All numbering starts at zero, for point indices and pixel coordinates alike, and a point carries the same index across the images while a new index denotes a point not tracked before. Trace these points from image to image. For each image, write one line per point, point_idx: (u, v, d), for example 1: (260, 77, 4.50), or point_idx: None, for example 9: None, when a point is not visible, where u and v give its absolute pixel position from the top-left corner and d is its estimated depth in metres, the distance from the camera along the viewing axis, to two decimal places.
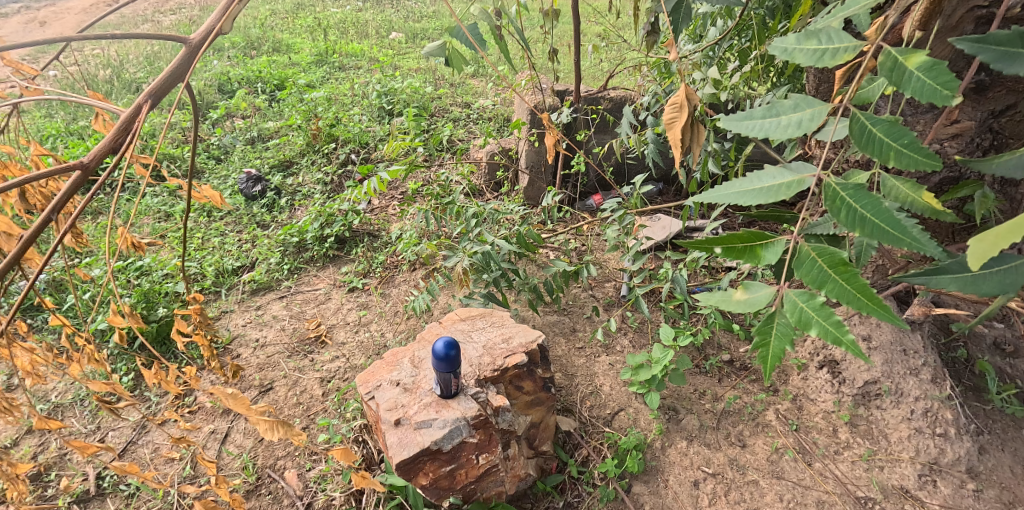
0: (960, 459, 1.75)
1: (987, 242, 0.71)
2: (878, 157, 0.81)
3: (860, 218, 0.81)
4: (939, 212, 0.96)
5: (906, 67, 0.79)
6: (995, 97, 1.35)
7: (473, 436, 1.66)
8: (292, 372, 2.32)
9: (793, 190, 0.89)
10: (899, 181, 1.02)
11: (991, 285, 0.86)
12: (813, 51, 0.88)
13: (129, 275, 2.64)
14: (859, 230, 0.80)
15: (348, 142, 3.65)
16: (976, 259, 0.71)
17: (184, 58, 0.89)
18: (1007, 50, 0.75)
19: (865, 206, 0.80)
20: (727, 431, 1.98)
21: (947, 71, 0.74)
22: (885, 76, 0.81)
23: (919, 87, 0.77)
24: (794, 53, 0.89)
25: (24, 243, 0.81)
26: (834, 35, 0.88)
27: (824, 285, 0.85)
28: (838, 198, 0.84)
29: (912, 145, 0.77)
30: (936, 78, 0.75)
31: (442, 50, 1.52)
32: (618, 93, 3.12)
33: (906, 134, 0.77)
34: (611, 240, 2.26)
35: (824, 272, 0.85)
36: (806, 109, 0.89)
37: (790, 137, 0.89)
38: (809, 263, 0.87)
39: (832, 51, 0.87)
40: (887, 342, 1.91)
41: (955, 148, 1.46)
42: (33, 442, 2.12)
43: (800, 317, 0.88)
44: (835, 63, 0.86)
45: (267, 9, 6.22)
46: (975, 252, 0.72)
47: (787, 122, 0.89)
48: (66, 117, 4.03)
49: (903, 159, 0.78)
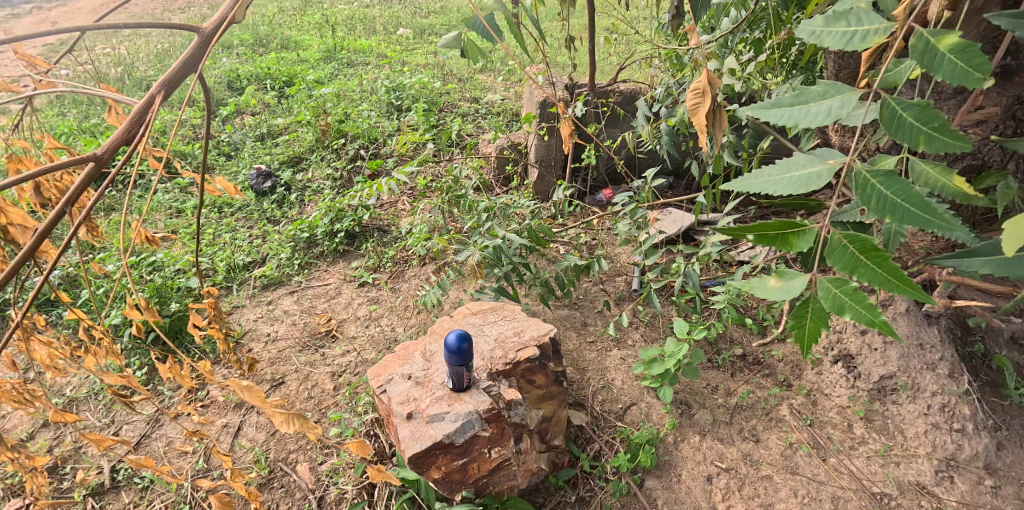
0: (978, 455, 1.73)
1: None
2: (907, 143, 0.80)
3: (890, 204, 0.79)
4: (971, 196, 0.94)
5: (938, 50, 0.76)
6: (1021, 83, 1.32)
7: (485, 430, 1.66)
8: (303, 366, 2.32)
9: (823, 179, 0.87)
10: (927, 165, 0.98)
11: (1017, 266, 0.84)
12: (842, 34, 0.85)
13: (142, 271, 2.66)
14: (889, 216, 0.79)
15: (358, 138, 3.67)
16: (1010, 242, 0.70)
17: (197, 48, 0.88)
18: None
19: (896, 192, 0.78)
20: (741, 426, 1.96)
21: (981, 52, 0.72)
22: (917, 59, 0.78)
23: (949, 70, 0.75)
24: (823, 36, 0.86)
25: (36, 238, 0.81)
26: (863, 17, 0.86)
27: (856, 269, 0.83)
28: (868, 185, 0.82)
29: (942, 129, 0.75)
30: (967, 61, 0.73)
31: (457, 41, 1.51)
32: (629, 85, 3.10)
33: (937, 118, 0.76)
34: (623, 234, 2.26)
35: (855, 256, 0.83)
36: (834, 95, 0.87)
37: (819, 124, 0.87)
38: (837, 251, 0.84)
39: (861, 33, 0.85)
40: (904, 336, 1.90)
41: (980, 135, 1.42)
42: (49, 435, 2.15)
43: (834, 303, 0.86)
44: (866, 45, 0.84)
45: (275, 6, 6.24)
46: (1008, 234, 0.70)
47: (815, 110, 0.87)
48: (78, 115, 4.06)
49: (933, 144, 0.77)
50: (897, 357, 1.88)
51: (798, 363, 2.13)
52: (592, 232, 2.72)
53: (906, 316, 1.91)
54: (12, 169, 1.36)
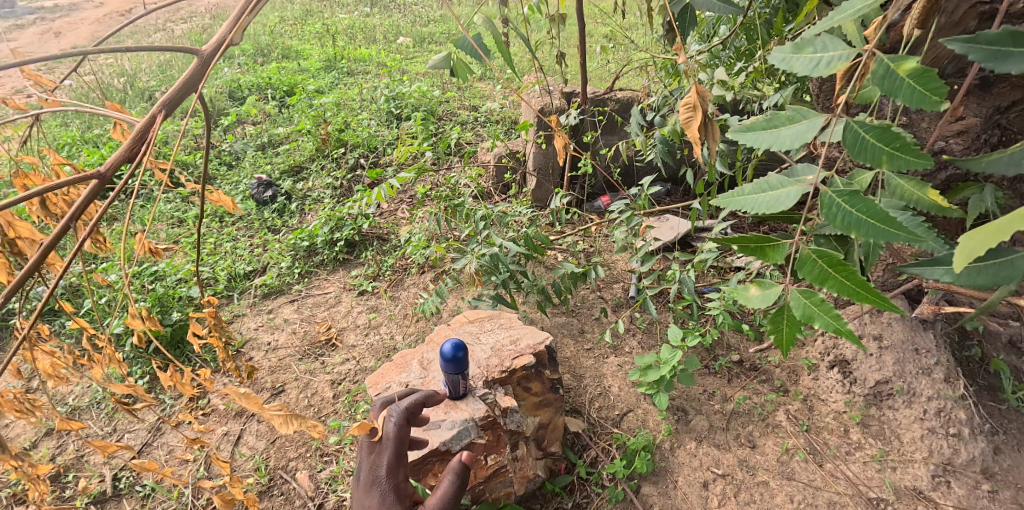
0: (975, 460, 1.74)
1: (980, 239, 0.73)
2: (870, 163, 0.83)
3: (857, 221, 0.82)
4: (946, 208, 1.02)
5: (898, 74, 0.80)
6: (1001, 93, 1.35)
7: (482, 437, 1.67)
8: (303, 374, 2.35)
9: (792, 199, 0.92)
10: (903, 180, 1.08)
11: (985, 278, 0.88)
12: (810, 60, 0.89)
13: (145, 280, 2.70)
14: (854, 231, 0.81)
15: (357, 147, 3.70)
16: (968, 257, 0.74)
17: (195, 70, 0.90)
18: (997, 49, 0.77)
19: (862, 210, 0.81)
20: (737, 432, 1.98)
21: (937, 77, 0.76)
22: (878, 84, 0.82)
23: (908, 94, 0.79)
24: (793, 62, 0.90)
25: (41, 251, 0.83)
26: (828, 42, 0.89)
27: (825, 280, 0.86)
28: (834, 204, 0.85)
29: (903, 148, 0.78)
30: (924, 85, 0.77)
31: (445, 62, 1.55)
32: (625, 94, 3.14)
33: (898, 138, 0.78)
34: (620, 241, 2.28)
35: (823, 269, 0.87)
36: (802, 120, 0.91)
37: (787, 148, 0.91)
38: (807, 264, 0.88)
39: (827, 59, 0.88)
40: (899, 341, 1.93)
41: (961, 145, 1.47)
42: (51, 444, 2.17)
43: (804, 312, 0.91)
44: (830, 72, 0.86)
45: (277, 16, 6.31)
46: (967, 249, 0.74)
47: (785, 134, 0.91)
48: (81, 125, 4.11)
49: (895, 162, 0.80)
50: (892, 362, 1.91)
51: (794, 368, 2.14)
52: (589, 240, 2.75)
53: (900, 320, 1.96)
54: (19, 184, 1.38)
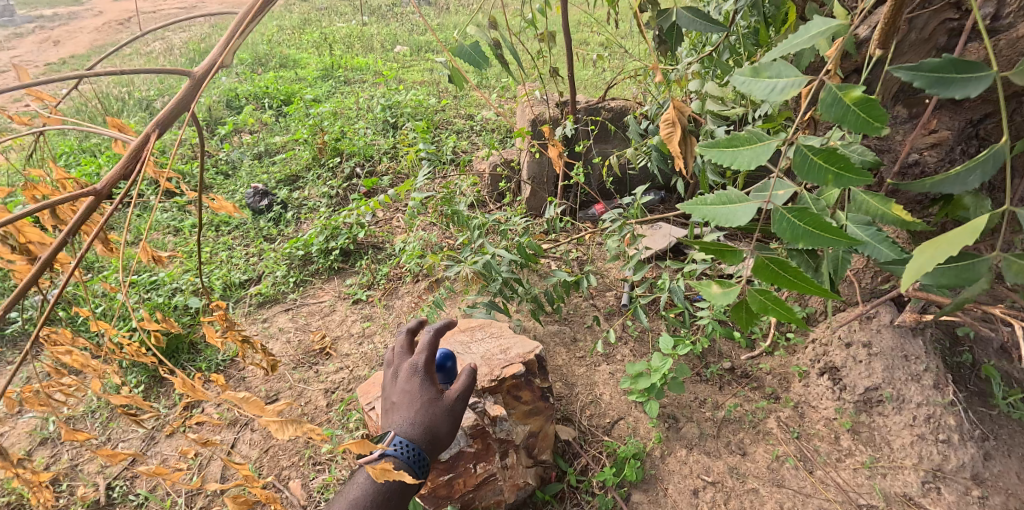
0: (964, 466, 1.75)
1: (925, 257, 0.78)
2: (815, 183, 0.88)
3: (803, 231, 0.89)
4: (908, 221, 1.10)
5: (845, 101, 0.84)
6: (972, 107, 1.41)
7: (470, 446, 1.69)
8: (297, 383, 2.36)
9: (748, 216, 1.00)
10: (869, 196, 1.17)
11: (949, 278, 0.95)
12: (767, 85, 0.94)
13: (141, 290, 2.71)
14: (801, 242, 0.90)
15: (353, 156, 3.72)
16: (915, 275, 0.78)
17: (189, 89, 0.92)
18: (940, 76, 0.80)
19: (808, 220, 0.88)
20: (728, 440, 1.99)
21: (880, 107, 0.81)
22: (826, 109, 0.86)
23: (853, 121, 0.84)
24: (753, 86, 0.96)
25: (42, 261, 0.85)
26: (782, 69, 0.94)
27: (776, 280, 0.95)
28: (784, 217, 0.91)
29: (849, 168, 0.85)
30: (867, 112, 0.82)
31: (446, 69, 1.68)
32: (618, 103, 3.16)
33: (844, 160, 0.85)
34: (613, 251, 2.30)
35: (773, 272, 0.94)
36: (757, 142, 0.97)
37: (745, 168, 0.97)
38: (760, 268, 0.95)
39: (782, 85, 0.93)
40: (888, 348, 1.96)
41: (936, 156, 1.53)
42: (46, 453, 2.17)
43: (759, 304, 1.03)
44: (783, 97, 0.92)
45: (275, 25, 6.36)
46: (915, 266, 0.79)
47: (742, 154, 0.97)
48: (79, 135, 4.13)
49: (841, 181, 0.86)
50: (882, 368, 1.94)
51: (785, 376, 2.16)
52: (582, 248, 2.77)
53: (890, 327, 1.98)
54: (28, 195, 1.41)
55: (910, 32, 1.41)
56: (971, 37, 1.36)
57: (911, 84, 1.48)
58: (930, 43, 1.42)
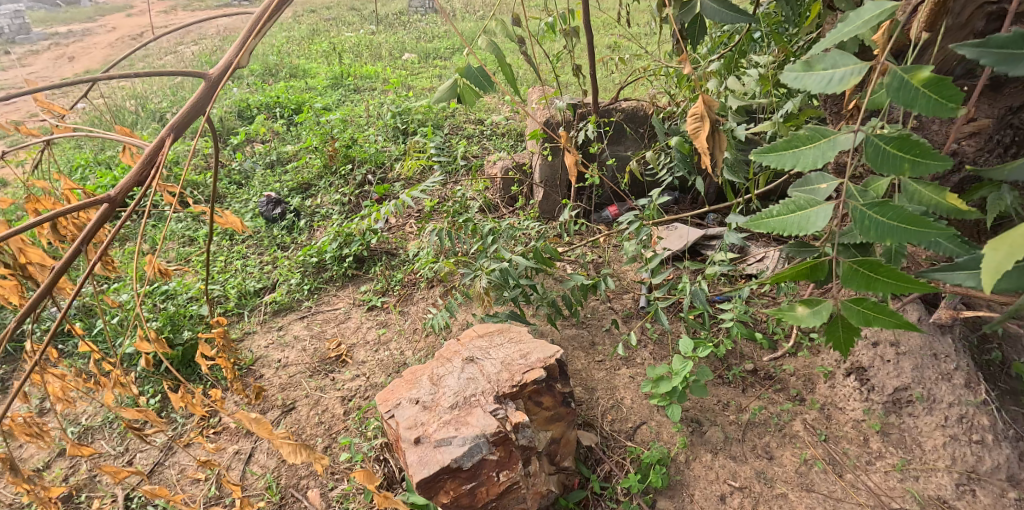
0: (1001, 467, 1.69)
1: (1005, 251, 0.69)
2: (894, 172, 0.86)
3: (888, 228, 0.87)
4: (965, 212, 1.04)
5: (913, 84, 0.81)
6: (1011, 93, 1.38)
7: (493, 453, 1.63)
8: (313, 391, 2.34)
9: (822, 219, 0.94)
10: (922, 185, 1.11)
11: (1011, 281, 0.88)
12: (822, 77, 0.90)
13: (156, 299, 2.72)
14: (888, 239, 0.87)
15: (365, 162, 3.71)
16: (993, 273, 0.68)
17: (204, 92, 0.91)
18: (1008, 52, 0.76)
19: (890, 216, 0.86)
20: (754, 443, 1.94)
21: (952, 85, 0.78)
22: (894, 96, 0.83)
23: (925, 104, 0.81)
24: (806, 80, 0.92)
25: (53, 274, 0.83)
26: (839, 58, 0.90)
27: (871, 285, 0.94)
28: (863, 215, 0.90)
29: (926, 154, 0.83)
30: (939, 94, 0.79)
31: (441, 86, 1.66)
32: (631, 103, 3.13)
33: (918, 147, 0.83)
34: (629, 252, 2.25)
35: (867, 278, 0.94)
36: (820, 139, 0.93)
37: (811, 167, 0.93)
38: (850, 274, 0.96)
39: (839, 74, 0.89)
40: (917, 346, 1.90)
41: (974, 146, 1.50)
42: (65, 464, 2.18)
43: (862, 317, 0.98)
44: (844, 88, 0.88)
45: (285, 36, 6.42)
46: (990, 262, 0.70)
47: (805, 154, 0.93)
48: (94, 148, 4.18)
49: (918, 168, 0.84)
50: (910, 368, 1.89)
51: (810, 377, 2.11)
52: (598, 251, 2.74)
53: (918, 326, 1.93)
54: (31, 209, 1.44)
55: (947, 18, 1.36)
56: (1012, 22, 1.32)
57: (946, 73, 1.44)
58: (967, 29, 1.37)
